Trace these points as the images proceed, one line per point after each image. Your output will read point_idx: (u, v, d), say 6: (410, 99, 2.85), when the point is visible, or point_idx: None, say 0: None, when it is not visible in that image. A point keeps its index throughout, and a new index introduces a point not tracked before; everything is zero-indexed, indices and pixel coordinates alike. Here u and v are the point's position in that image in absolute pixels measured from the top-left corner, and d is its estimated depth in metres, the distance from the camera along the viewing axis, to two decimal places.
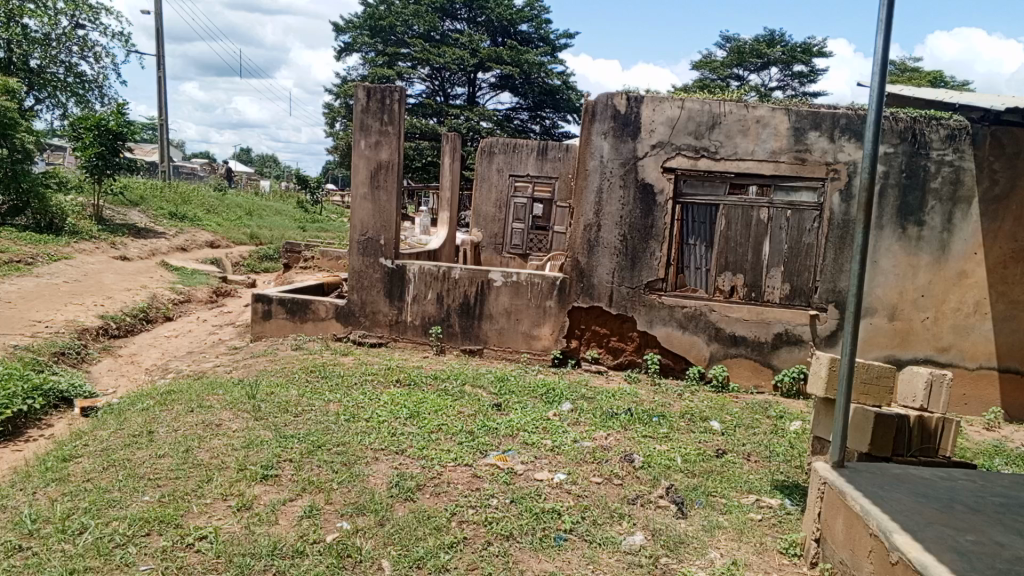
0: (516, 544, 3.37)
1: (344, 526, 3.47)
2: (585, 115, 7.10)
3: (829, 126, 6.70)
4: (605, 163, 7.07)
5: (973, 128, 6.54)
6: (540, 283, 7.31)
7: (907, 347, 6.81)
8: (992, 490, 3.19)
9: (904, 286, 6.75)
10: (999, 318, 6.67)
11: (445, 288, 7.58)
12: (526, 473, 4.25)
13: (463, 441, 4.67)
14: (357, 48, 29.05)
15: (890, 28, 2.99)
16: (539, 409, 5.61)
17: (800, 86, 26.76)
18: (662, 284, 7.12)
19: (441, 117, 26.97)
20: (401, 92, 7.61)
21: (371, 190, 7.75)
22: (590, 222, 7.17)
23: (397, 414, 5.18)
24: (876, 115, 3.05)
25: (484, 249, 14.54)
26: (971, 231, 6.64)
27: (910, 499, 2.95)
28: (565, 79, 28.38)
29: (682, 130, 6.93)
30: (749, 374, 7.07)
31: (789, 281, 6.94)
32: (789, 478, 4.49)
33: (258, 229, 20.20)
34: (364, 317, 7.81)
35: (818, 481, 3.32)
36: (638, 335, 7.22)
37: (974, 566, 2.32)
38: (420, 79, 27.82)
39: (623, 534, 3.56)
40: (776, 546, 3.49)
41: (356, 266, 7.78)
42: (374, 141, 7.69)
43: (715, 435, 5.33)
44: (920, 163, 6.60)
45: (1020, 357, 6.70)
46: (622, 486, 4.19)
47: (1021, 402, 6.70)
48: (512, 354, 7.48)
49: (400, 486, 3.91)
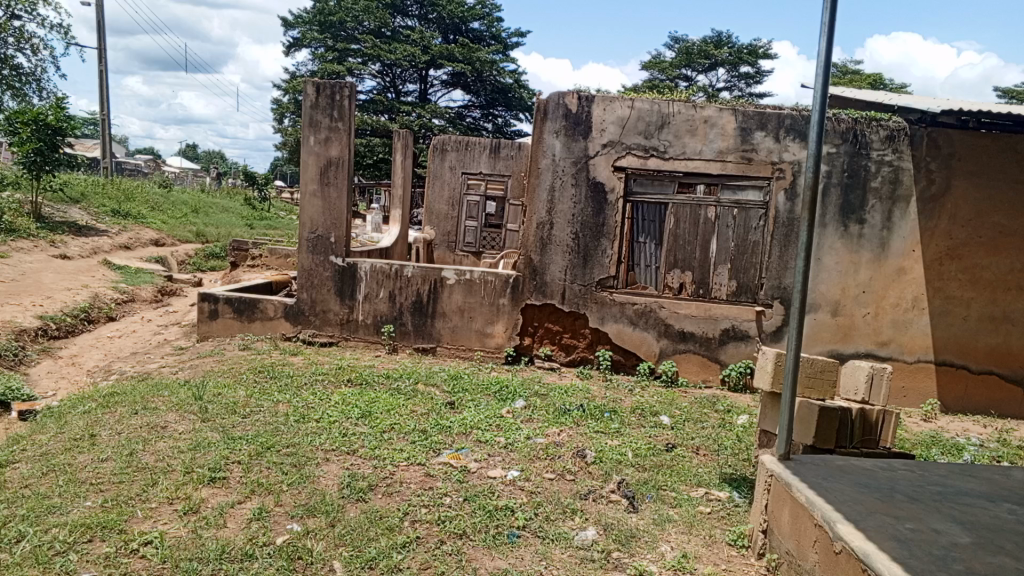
0: (469, 542, 3.37)
1: (294, 527, 3.42)
2: (537, 114, 7.13)
3: (774, 126, 6.85)
4: (557, 162, 7.11)
5: (911, 129, 6.76)
6: (493, 281, 7.32)
7: (849, 341, 7.01)
8: (930, 480, 3.30)
9: (847, 282, 6.95)
10: (935, 313, 6.90)
11: (397, 286, 7.53)
12: (480, 471, 4.26)
13: (416, 441, 4.65)
14: (305, 43, 28.62)
15: (833, 31, 3.07)
16: (492, 406, 5.61)
17: (747, 87, 27.26)
18: (614, 281, 7.19)
19: (392, 114, 26.75)
20: (352, 87, 7.57)
21: (321, 187, 7.67)
22: (542, 220, 7.20)
23: (348, 413, 5.14)
24: (819, 116, 3.13)
25: (437, 248, 14.36)
26: (909, 229, 6.86)
27: (851, 490, 3.04)
28: (517, 77, 28.37)
29: (632, 129, 7.01)
30: (698, 369, 7.18)
31: (735, 278, 7.08)
32: (736, 471, 4.59)
33: (204, 226, 19.77)
34: (315, 316, 7.70)
35: (764, 473, 3.39)
36: (590, 332, 7.28)
37: (912, 553, 2.40)
38: (370, 75, 27.53)
39: (575, 529, 3.59)
40: (725, 538, 3.56)
41: (305, 264, 7.67)
42: (324, 137, 7.62)
43: (665, 430, 5.42)
44: (861, 163, 6.80)
45: (955, 351, 6.93)
46: (575, 481, 4.22)
47: (956, 394, 6.95)
48: (465, 352, 7.46)
49: (351, 487, 3.87)
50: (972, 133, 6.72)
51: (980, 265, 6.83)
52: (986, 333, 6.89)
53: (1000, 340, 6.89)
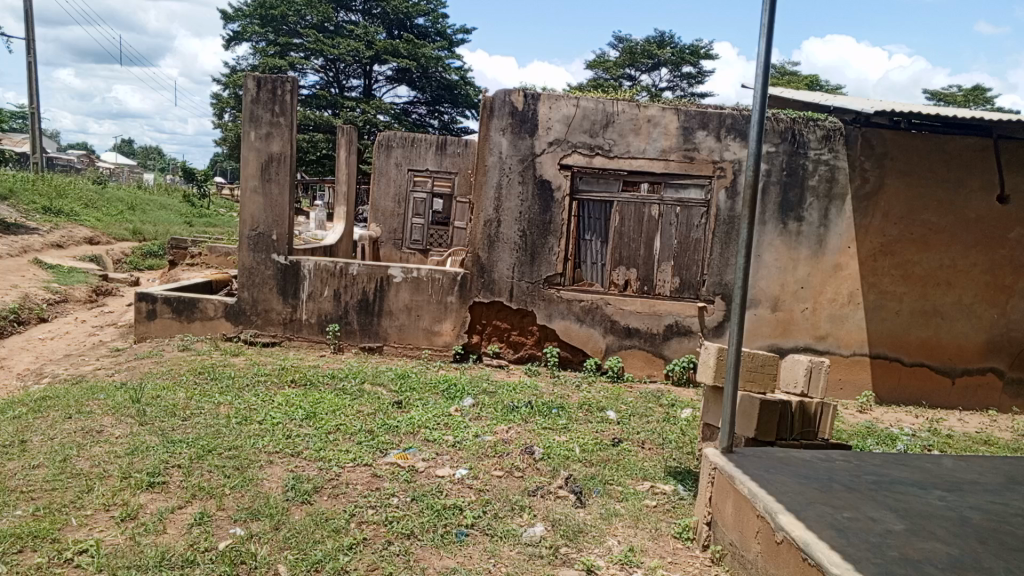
0: (417, 542, 3.35)
1: (238, 531, 3.35)
2: (483, 111, 7.13)
3: (715, 125, 6.97)
4: (503, 159, 7.12)
5: (846, 130, 6.97)
6: (440, 279, 7.30)
7: (788, 336, 7.19)
8: (866, 469, 3.41)
9: (786, 278, 7.13)
10: (870, 308, 7.12)
11: (342, 284, 7.43)
12: (427, 470, 4.23)
13: (362, 441, 4.60)
14: (246, 37, 27.99)
15: (771, 33, 3.14)
16: (440, 405, 5.59)
17: (689, 87, 27.73)
18: (561, 278, 7.23)
19: (336, 109, 26.41)
20: (294, 82, 7.46)
21: (262, 183, 7.53)
22: (489, 218, 7.20)
23: (292, 415, 5.05)
24: (759, 117, 3.19)
25: (383, 245, 14.36)
26: (845, 226, 7.07)
27: (791, 481, 3.11)
28: (463, 74, 28.27)
29: (578, 127, 7.07)
30: (643, 365, 7.27)
31: (679, 275, 7.19)
32: (681, 464, 4.66)
33: (140, 224, 19.19)
34: (257, 316, 7.55)
35: (708, 466, 3.46)
36: (537, 329, 7.31)
37: (849, 541, 2.48)
38: (313, 70, 27.11)
39: (523, 526, 3.60)
40: (670, 531, 3.62)
41: (246, 263, 7.52)
42: (265, 132, 7.49)
43: (611, 424, 5.48)
44: (799, 162, 7.00)
45: (889, 344, 7.17)
46: (523, 478, 4.23)
47: (890, 385, 7.19)
48: (412, 350, 7.40)
49: (296, 489, 3.81)
50: (903, 134, 6.95)
51: (911, 261, 7.08)
52: (918, 327, 7.14)
53: (931, 333, 7.14)
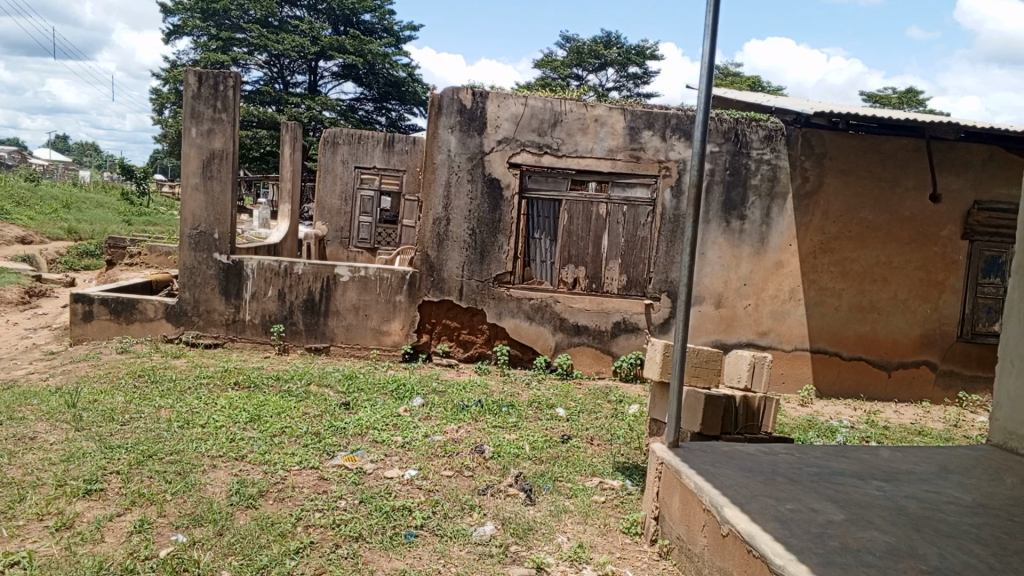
0: (365, 545, 3.32)
1: (180, 538, 3.26)
2: (431, 109, 7.10)
3: (660, 125, 7.07)
4: (452, 157, 7.10)
5: (787, 130, 7.15)
6: (388, 278, 7.23)
7: (731, 331, 7.33)
8: (808, 462, 3.50)
9: (729, 276, 7.28)
10: (810, 303, 7.30)
11: (287, 284, 7.30)
12: (376, 471, 4.19)
13: (308, 443, 4.54)
14: (186, 31, 27.33)
15: (715, 35, 3.19)
16: (389, 406, 5.54)
17: (634, 88, 28.07)
18: (510, 276, 7.25)
19: (280, 105, 25.98)
20: (237, 78, 7.32)
21: (204, 180, 7.35)
22: (438, 216, 7.18)
23: (236, 418, 4.94)
24: (703, 117, 3.23)
25: (330, 243, 14.17)
26: (786, 224, 7.25)
27: (736, 474, 3.18)
28: (411, 71, 28.08)
29: (526, 126, 7.10)
30: (592, 362, 7.32)
31: (626, 272, 7.27)
32: (629, 459, 4.72)
33: (76, 223, 18.56)
34: (198, 317, 7.36)
35: (655, 461, 3.50)
36: (487, 327, 7.30)
37: (792, 532, 2.53)
38: (256, 66, 26.58)
39: (473, 525, 3.60)
40: (619, 526, 3.66)
41: (187, 262, 7.33)
42: (206, 129, 7.32)
43: (560, 422, 5.51)
44: (742, 161, 7.16)
45: (828, 339, 7.36)
46: (473, 477, 4.22)
47: (830, 379, 7.39)
48: (360, 351, 7.31)
49: (240, 493, 3.73)
50: (842, 135, 7.16)
51: (850, 258, 7.29)
52: (855, 322, 7.35)
53: (868, 328, 7.36)
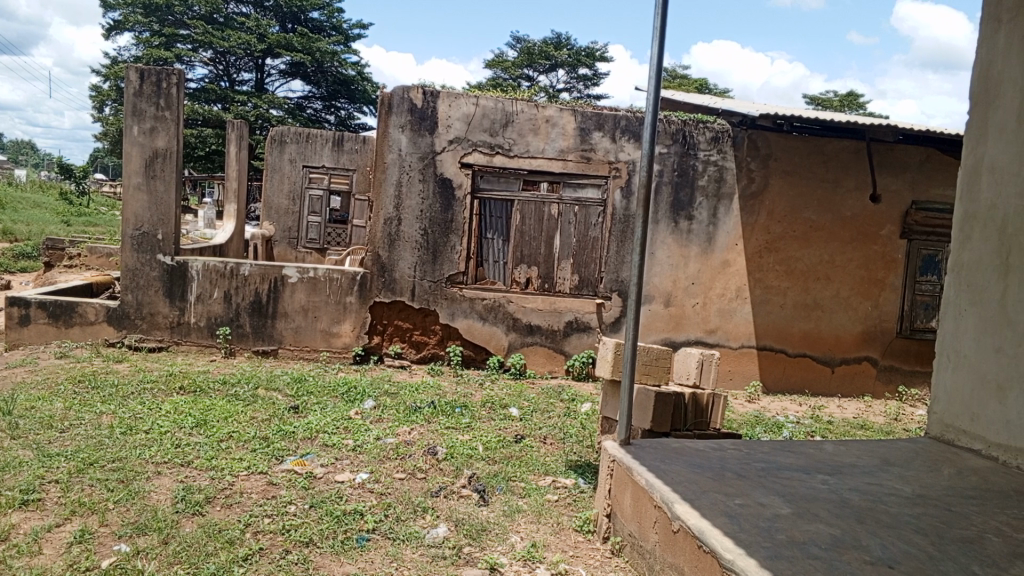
0: (316, 550, 3.27)
1: (123, 548, 3.17)
2: (381, 107, 7.04)
3: (610, 126, 7.14)
4: (402, 157, 7.06)
5: (733, 132, 7.30)
6: (339, 279, 7.14)
7: (680, 330, 7.44)
8: (756, 457, 3.57)
9: (678, 275, 7.39)
10: (756, 302, 7.45)
11: (233, 286, 7.15)
12: (326, 476, 4.14)
13: (257, 448, 4.45)
14: (128, 26, 26.59)
15: (663, 38, 3.23)
16: (339, 409, 5.47)
17: (585, 89, 28.28)
18: (463, 276, 7.24)
19: (226, 104, 25.48)
20: (181, 75, 7.16)
21: (147, 180, 7.17)
22: (389, 216, 7.12)
23: (181, 423, 4.82)
24: (653, 118, 3.25)
25: (278, 243, 13.95)
26: (732, 224, 7.39)
27: (686, 470, 3.22)
28: (360, 69, 27.81)
29: (477, 126, 7.09)
30: (545, 361, 7.35)
31: (577, 272, 7.32)
32: (581, 457, 4.76)
33: (11, 223, 17.90)
34: (142, 320, 7.16)
35: (607, 458, 3.52)
36: (439, 328, 7.27)
37: (740, 527, 2.58)
38: (201, 63, 25.99)
39: (426, 527, 3.58)
40: (572, 525, 3.69)
41: (129, 264, 7.12)
42: (149, 127, 7.13)
43: (514, 421, 5.52)
44: (689, 162, 7.28)
45: (774, 336, 7.52)
46: (426, 479, 4.20)
47: (776, 374, 7.55)
48: (309, 353, 7.20)
49: (186, 501, 3.64)
50: (786, 137, 7.33)
51: (794, 257, 7.46)
52: (800, 319, 7.52)
53: (812, 325, 7.54)
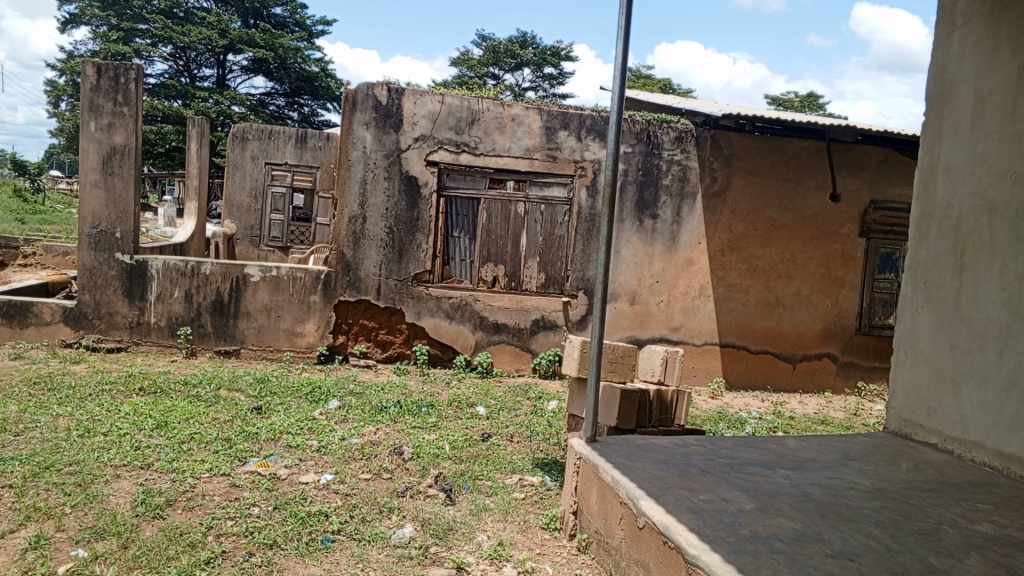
0: (280, 552, 3.23)
1: (80, 553, 3.10)
2: (345, 104, 6.99)
3: (576, 125, 7.17)
4: (367, 154, 7.01)
5: (697, 132, 7.37)
6: (302, 278, 7.06)
7: (645, 328, 7.50)
8: (720, 453, 3.61)
9: (643, 273, 7.44)
10: (719, 299, 7.55)
11: (194, 285, 7.03)
12: (290, 477, 4.09)
13: (219, 450, 4.39)
14: (84, 20, 26.01)
15: (628, 37, 3.25)
16: (303, 409, 5.41)
17: (550, 88, 28.37)
18: (429, 275, 7.21)
19: (186, 100, 25.07)
20: (139, 70, 7.01)
21: (104, 177, 7.02)
22: (354, 214, 7.07)
23: (141, 425, 4.73)
24: (617, 117, 3.27)
25: (239, 242, 13.74)
26: (696, 223, 7.46)
27: (651, 467, 3.25)
28: (324, 66, 27.55)
29: (443, 124, 7.07)
30: (511, 359, 7.36)
31: (544, 271, 7.34)
32: (548, 455, 4.77)
33: None
34: (100, 320, 7.00)
35: (573, 456, 3.54)
36: (405, 327, 7.24)
37: (705, 522, 2.61)
38: (160, 58, 25.51)
39: (392, 527, 3.56)
40: (539, 523, 3.70)
41: (86, 263, 6.96)
42: (106, 123, 6.98)
43: (480, 420, 5.51)
44: (654, 161, 7.34)
45: (737, 333, 7.62)
46: (391, 480, 4.17)
47: (739, 371, 7.66)
48: (272, 353, 7.11)
49: (146, 504, 3.57)
50: (748, 136, 7.43)
51: (756, 255, 7.57)
52: (762, 317, 7.63)
53: (774, 322, 7.65)
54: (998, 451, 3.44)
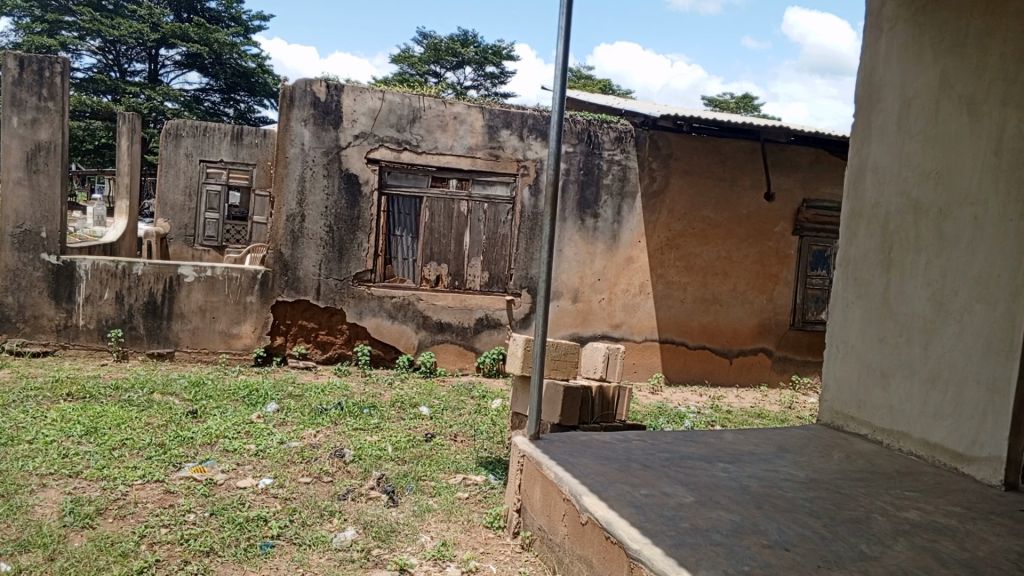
0: (217, 559, 3.15)
1: (3, 567, 2.96)
2: (282, 101, 6.86)
3: (518, 125, 7.20)
4: (306, 151, 6.90)
5: (636, 132, 7.48)
6: (239, 278, 6.91)
7: (587, 325, 7.57)
8: (660, 447, 3.67)
9: (585, 271, 7.51)
10: (659, 297, 7.67)
11: (125, 286, 6.80)
12: (227, 482, 4.00)
13: (152, 456, 4.26)
14: (6, 10, 24.96)
15: (568, 37, 3.27)
16: (241, 413, 5.29)
17: (492, 87, 28.37)
18: (370, 275, 7.14)
19: (116, 95, 24.25)
20: (65, 63, 6.74)
21: (28, 174, 6.73)
22: (292, 212, 6.94)
23: (68, 432, 4.55)
24: (559, 117, 3.28)
25: (173, 241, 13.38)
26: (636, 222, 7.57)
27: (593, 463, 3.28)
28: (261, 61, 26.98)
29: (383, 121, 7.01)
30: (454, 359, 7.33)
31: (487, 269, 7.34)
32: (492, 454, 4.78)
33: None
34: (24, 323, 6.71)
35: (517, 454, 3.54)
36: (346, 327, 7.14)
37: (646, 516, 2.64)
38: (88, 51, 24.63)
39: (333, 531, 3.51)
40: (482, 521, 3.70)
41: (9, 263, 6.67)
42: (30, 118, 6.70)
43: (424, 420, 5.48)
44: (595, 161, 7.42)
45: (677, 330, 7.75)
46: (333, 483, 4.11)
47: (678, 367, 7.79)
48: (207, 355, 6.93)
49: (74, 514, 3.44)
50: (686, 137, 7.57)
51: (694, 253, 7.71)
52: (700, 313, 7.78)
53: (711, 318, 7.81)
54: (923, 441, 3.58)
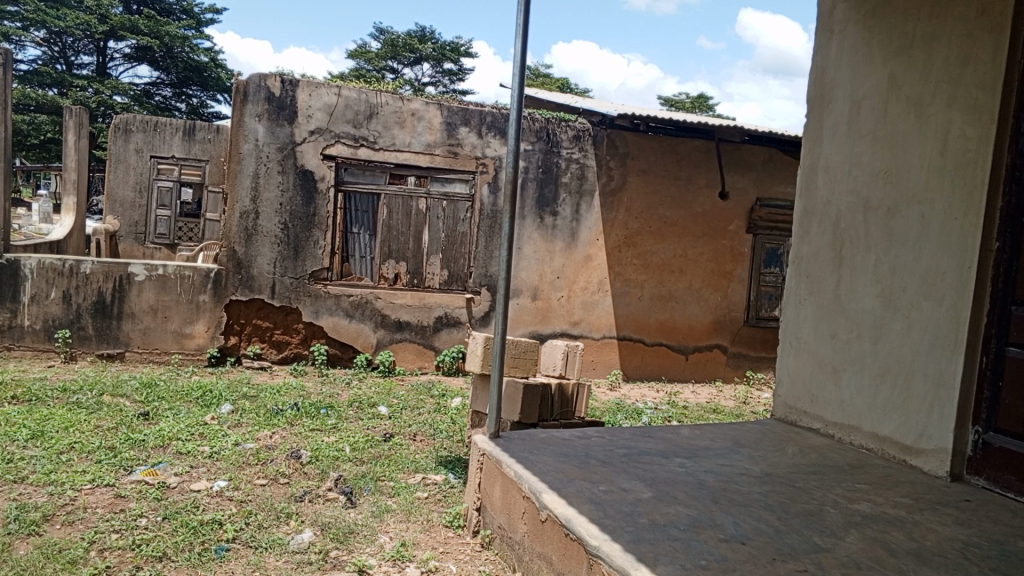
0: (169, 564, 3.09)
1: None
2: (236, 95, 6.75)
3: (476, 122, 7.20)
4: (260, 147, 6.79)
5: (594, 131, 7.53)
6: (191, 277, 6.77)
7: (547, 323, 7.59)
8: (619, 443, 3.71)
9: (543, 269, 7.53)
10: (616, 294, 7.73)
11: (73, 285, 6.62)
12: (180, 485, 3.92)
13: (101, 459, 4.15)
14: None
15: (526, 34, 3.27)
16: (194, 414, 5.19)
17: (450, 84, 28.26)
18: (327, 273, 7.06)
19: (61, 88, 23.49)
20: (7, 55, 6.53)
21: None
22: (246, 209, 6.83)
23: (13, 436, 4.41)
24: (517, 114, 3.27)
25: (122, 239, 13.01)
26: (594, 220, 7.62)
27: (552, 460, 3.30)
28: (214, 55, 26.45)
29: (339, 117, 6.93)
30: (413, 357, 7.29)
31: (446, 267, 7.32)
32: (451, 453, 4.77)
33: None
34: None
35: (476, 453, 3.54)
36: (302, 326, 7.05)
37: (605, 512, 2.66)
38: (32, 43, 23.91)
39: (290, 533, 3.46)
40: (442, 521, 3.69)
41: None
42: None
43: (383, 420, 5.44)
44: (553, 159, 7.45)
45: (634, 327, 7.82)
46: (289, 484, 4.06)
47: (636, 364, 7.86)
48: (159, 356, 6.78)
49: (19, 521, 3.33)
50: (643, 136, 7.64)
51: (651, 251, 7.79)
52: (657, 311, 7.86)
53: (668, 315, 7.90)
54: (873, 434, 3.68)
